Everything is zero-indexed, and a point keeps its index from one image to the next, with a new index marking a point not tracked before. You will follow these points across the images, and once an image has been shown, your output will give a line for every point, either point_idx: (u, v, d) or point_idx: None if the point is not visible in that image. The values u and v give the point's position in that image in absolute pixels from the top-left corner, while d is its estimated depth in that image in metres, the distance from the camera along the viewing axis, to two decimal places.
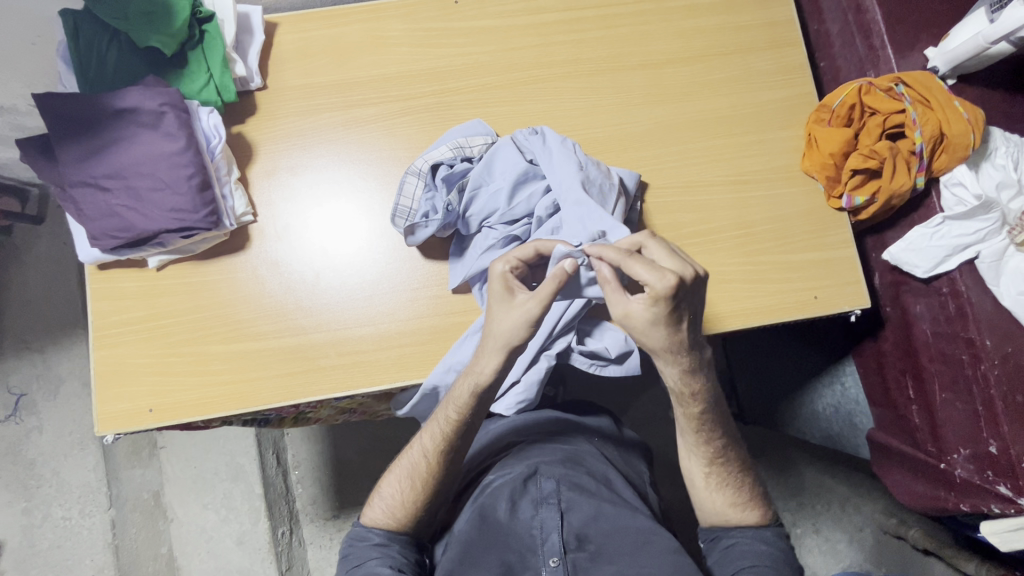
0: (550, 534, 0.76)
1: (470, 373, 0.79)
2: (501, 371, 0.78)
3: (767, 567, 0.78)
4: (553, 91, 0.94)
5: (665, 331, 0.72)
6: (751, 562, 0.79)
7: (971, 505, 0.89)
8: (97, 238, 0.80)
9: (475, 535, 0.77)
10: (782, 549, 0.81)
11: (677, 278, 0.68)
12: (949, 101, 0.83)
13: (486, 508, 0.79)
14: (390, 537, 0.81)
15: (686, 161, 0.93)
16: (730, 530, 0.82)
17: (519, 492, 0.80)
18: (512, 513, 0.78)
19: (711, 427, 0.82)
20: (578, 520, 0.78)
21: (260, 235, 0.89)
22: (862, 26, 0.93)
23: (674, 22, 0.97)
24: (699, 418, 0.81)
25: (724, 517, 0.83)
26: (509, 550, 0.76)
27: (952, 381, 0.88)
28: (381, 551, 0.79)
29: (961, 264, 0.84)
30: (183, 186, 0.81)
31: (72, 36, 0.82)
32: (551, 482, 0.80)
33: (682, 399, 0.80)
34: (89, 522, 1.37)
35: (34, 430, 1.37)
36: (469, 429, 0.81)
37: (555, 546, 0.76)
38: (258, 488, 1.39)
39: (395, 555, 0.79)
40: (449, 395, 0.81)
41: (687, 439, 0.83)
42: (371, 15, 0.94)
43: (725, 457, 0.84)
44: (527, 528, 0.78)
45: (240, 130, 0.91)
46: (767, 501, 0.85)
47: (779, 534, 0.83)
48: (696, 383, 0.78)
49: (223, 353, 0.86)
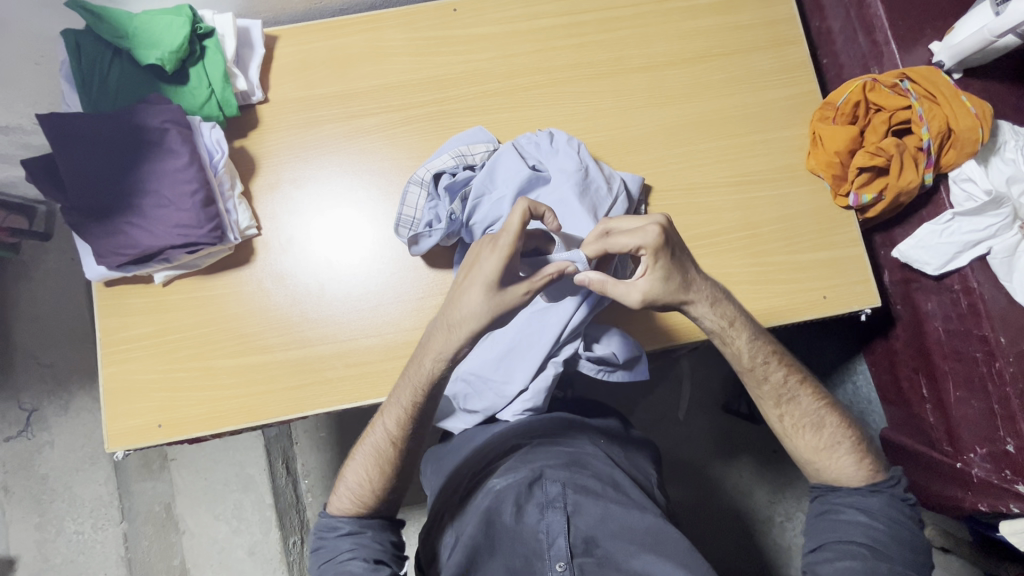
0: (556, 539, 0.75)
1: (433, 352, 0.75)
2: (464, 351, 0.75)
3: (861, 547, 0.73)
4: (554, 96, 0.94)
5: (664, 263, 0.72)
6: (845, 537, 0.74)
7: (990, 506, 0.87)
8: (102, 255, 0.81)
9: (481, 539, 0.76)
10: (884, 520, 0.75)
11: (662, 222, 0.70)
12: (956, 96, 0.82)
13: (491, 513, 0.78)
14: (360, 523, 0.80)
15: (690, 162, 0.92)
16: (837, 491, 0.79)
17: (524, 496, 0.78)
18: (517, 517, 0.77)
19: (768, 359, 0.79)
20: (585, 522, 0.77)
21: (265, 248, 0.89)
22: (866, 22, 0.92)
23: (674, 23, 0.96)
24: (751, 351, 0.79)
25: (812, 465, 0.80)
26: (514, 555, 0.76)
27: (967, 379, 0.87)
28: (352, 541, 0.79)
29: (973, 260, 0.83)
30: (187, 201, 0.81)
31: (75, 57, 0.83)
32: (557, 486, 0.79)
33: (726, 332, 0.78)
34: (101, 536, 1.37)
35: (46, 445, 1.38)
36: (432, 403, 0.79)
37: (561, 550, 0.75)
38: (268, 498, 1.39)
39: (367, 544, 0.79)
40: (409, 376, 0.78)
41: (750, 382, 0.81)
42: (369, 25, 0.94)
43: (794, 396, 0.81)
44: (533, 532, 0.77)
45: (242, 144, 0.91)
46: (867, 451, 0.80)
47: (886, 501, 0.76)
48: (729, 310, 0.78)
49: (230, 367, 0.86)
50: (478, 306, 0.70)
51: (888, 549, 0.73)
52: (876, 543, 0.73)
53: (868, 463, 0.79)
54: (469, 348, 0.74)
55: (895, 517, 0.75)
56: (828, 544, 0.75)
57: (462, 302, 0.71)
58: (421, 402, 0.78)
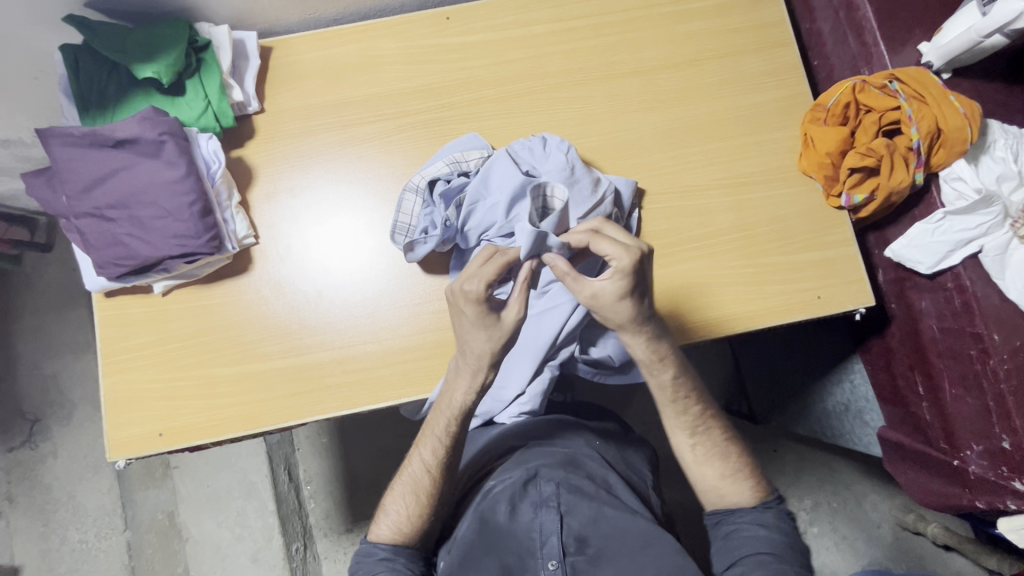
0: (549, 537, 0.76)
1: (461, 386, 0.78)
2: (489, 379, 0.78)
3: (767, 556, 0.76)
4: (546, 101, 0.95)
5: (632, 303, 0.73)
6: (751, 551, 0.77)
7: (987, 502, 0.88)
8: (103, 267, 0.82)
9: (475, 539, 0.77)
10: (781, 532, 0.79)
11: (641, 249, 0.72)
12: (945, 96, 0.82)
13: (486, 512, 0.79)
14: (395, 550, 0.81)
15: (683, 166, 0.93)
16: (736, 512, 0.81)
17: (519, 495, 0.79)
18: (512, 516, 0.78)
19: (687, 397, 0.83)
20: (578, 522, 0.78)
21: (263, 256, 0.90)
22: (855, 24, 0.93)
23: (664, 28, 0.97)
24: (675, 386, 0.81)
25: (715, 491, 0.83)
26: (508, 553, 0.77)
27: (962, 377, 0.87)
28: (387, 565, 0.80)
29: (965, 259, 0.84)
30: (185, 212, 0.82)
31: (74, 72, 0.84)
32: (551, 485, 0.80)
33: (654, 367, 0.80)
34: (105, 545, 1.38)
35: (49, 455, 1.39)
36: (465, 432, 0.81)
37: (554, 549, 0.76)
38: (271, 505, 1.40)
39: (401, 569, 0.80)
40: (437, 405, 0.80)
41: (669, 413, 0.83)
42: (363, 34, 0.95)
43: (706, 426, 0.84)
44: (527, 531, 0.78)
45: (239, 154, 0.92)
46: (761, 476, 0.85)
47: (778, 515, 0.81)
48: (663, 348, 0.79)
49: (230, 375, 0.87)
50: (483, 345, 0.74)
51: (791, 559, 0.77)
52: (779, 551, 0.77)
53: (760, 484, 0.83)
54: (493, 375, 0.78)
55: (788, 529, 0.80)
56: (737, 562, 0.77)
57: (468, 346, 0.75)
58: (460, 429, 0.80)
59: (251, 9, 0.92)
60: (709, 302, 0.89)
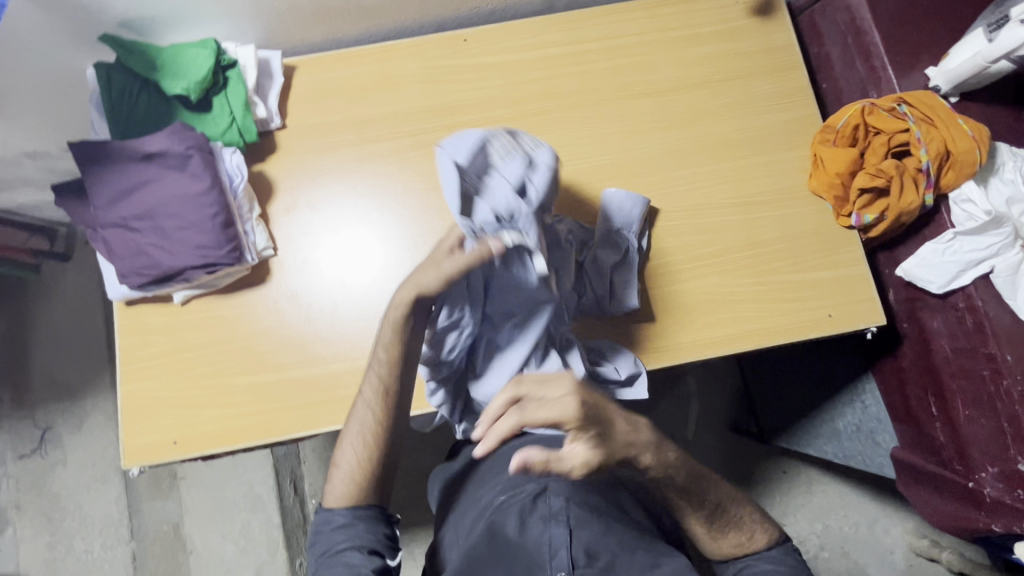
0: (559, 550, 0.73)
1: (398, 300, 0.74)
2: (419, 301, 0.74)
3: None
4: (561, 120, 0.97)
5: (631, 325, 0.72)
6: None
7: (1004, 526, 0.87)
8: (126, 276, 0.84)
9: (483, 548, 0.75)
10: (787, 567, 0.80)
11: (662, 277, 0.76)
12: (953, 120, 0.85)
13: (495, 524, 0.76)
14: (353, 515, 0.79)
15: (694, 185, 0.95)
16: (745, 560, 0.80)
17: (528, 509, 0.76)
18: (520, 530, 0.75)
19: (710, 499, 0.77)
20: (588, 535, 0.74)
21: (280, 268, 0.92)
22: (862, 49, 0.95)
23: (676, 51, 1.00)
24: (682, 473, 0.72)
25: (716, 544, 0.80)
26: (517, 564, 0.74)
27: (975, 397, 0.88)
28: (346, 532, 0.78)
29: (976, 279, 0.84)
30: (208, 223, 0.84)
31: (105, 86, 0.86)
32: (561, 499, 0.75)
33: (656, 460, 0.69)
34: (111, 555, 1.38)
35: (59, 463, 1.40)
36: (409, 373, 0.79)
37: (563, 562, 0.73)
38: (276, 518, 1.40)
39: (361, 534, 0.78)
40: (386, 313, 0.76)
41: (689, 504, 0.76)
42: (383, 55, 0.98)
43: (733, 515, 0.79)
44: (536, 544, 0.74)
45: (260, 168, 0.95)
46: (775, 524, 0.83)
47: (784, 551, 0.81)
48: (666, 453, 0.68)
49: (245, 385, 0.88)
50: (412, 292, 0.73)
51: None
52: None
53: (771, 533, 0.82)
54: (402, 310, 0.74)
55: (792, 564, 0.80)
56: None
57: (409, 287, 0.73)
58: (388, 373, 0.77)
59: (276, 29, 0.96)
60: (721, 317, 0.90)
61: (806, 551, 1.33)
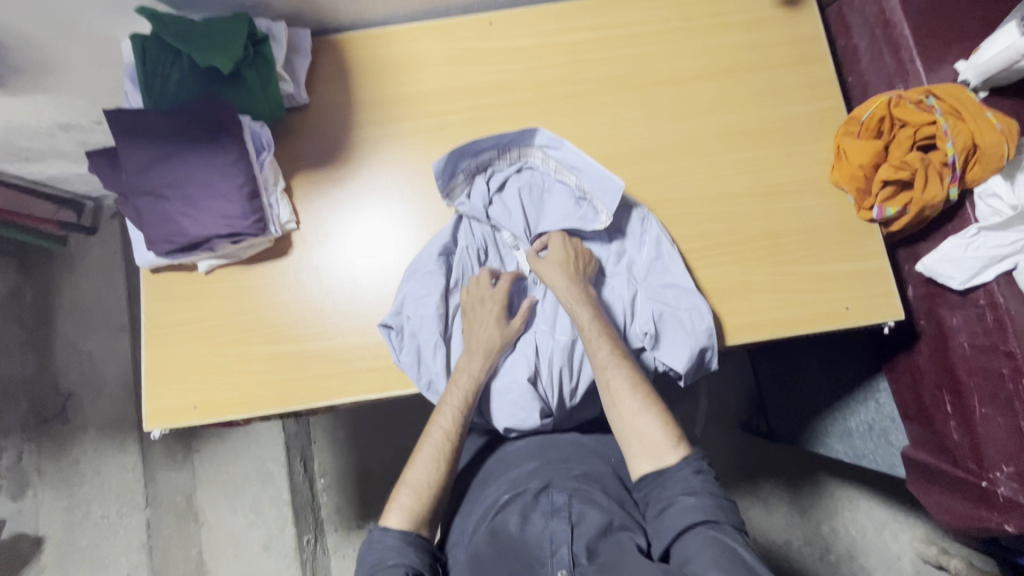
0: (560, 546, 0.68)
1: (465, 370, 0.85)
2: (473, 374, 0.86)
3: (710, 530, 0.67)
4: (583, 106, 0.98)
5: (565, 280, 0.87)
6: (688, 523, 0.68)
7: (1018, 526, 0.85)
8: (154, 243, 0.86)
9: (485, 549, 0.72)
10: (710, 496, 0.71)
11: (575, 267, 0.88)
12: (982, 112, 0.83)
13: (498, 525, 0.74)
14: (407, 537, 0.74)
15: (714, 174, 0.95)
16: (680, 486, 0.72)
17: (530, 505, 0.75)
18: (523, 526, 0.73)
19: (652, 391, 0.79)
20: (591, 530, 0.70)
21: (301, 242, 0.94)
22: (892, 41, 0.94)
23: (700, 41, 0.99)
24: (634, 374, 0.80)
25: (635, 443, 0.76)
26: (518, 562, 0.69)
27: (993, 396, 0.87)
28: (399, 552, 0.73)
29: (998, 275, 0.83)
30: (235, 194, 0.87)
31: (141, 59, 0.88)
32: (563, 495, 0.75)
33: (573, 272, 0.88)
34: (125, 522, 1.42)
35: (79, 430, 1.44)
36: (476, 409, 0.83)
37: (564, 558, 0.67)
38: (285, 494, 1.42)
39: (413, 558, 0.72)
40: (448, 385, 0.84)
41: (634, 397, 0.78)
42: (409, 36, 0.99)
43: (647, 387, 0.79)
44: (538, 540, 0.70)
45: (286, 144, 0.97)
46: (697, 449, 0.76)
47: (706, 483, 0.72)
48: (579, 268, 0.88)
49: (263, 354, 0.90)
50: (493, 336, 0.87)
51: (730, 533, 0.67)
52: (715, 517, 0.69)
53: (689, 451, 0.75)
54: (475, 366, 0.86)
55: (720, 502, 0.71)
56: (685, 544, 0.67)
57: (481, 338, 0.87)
58: (469, 414, 0.83)
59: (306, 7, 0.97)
60: (736, 306, 0.90)
61: (813, 552, 1.34)
